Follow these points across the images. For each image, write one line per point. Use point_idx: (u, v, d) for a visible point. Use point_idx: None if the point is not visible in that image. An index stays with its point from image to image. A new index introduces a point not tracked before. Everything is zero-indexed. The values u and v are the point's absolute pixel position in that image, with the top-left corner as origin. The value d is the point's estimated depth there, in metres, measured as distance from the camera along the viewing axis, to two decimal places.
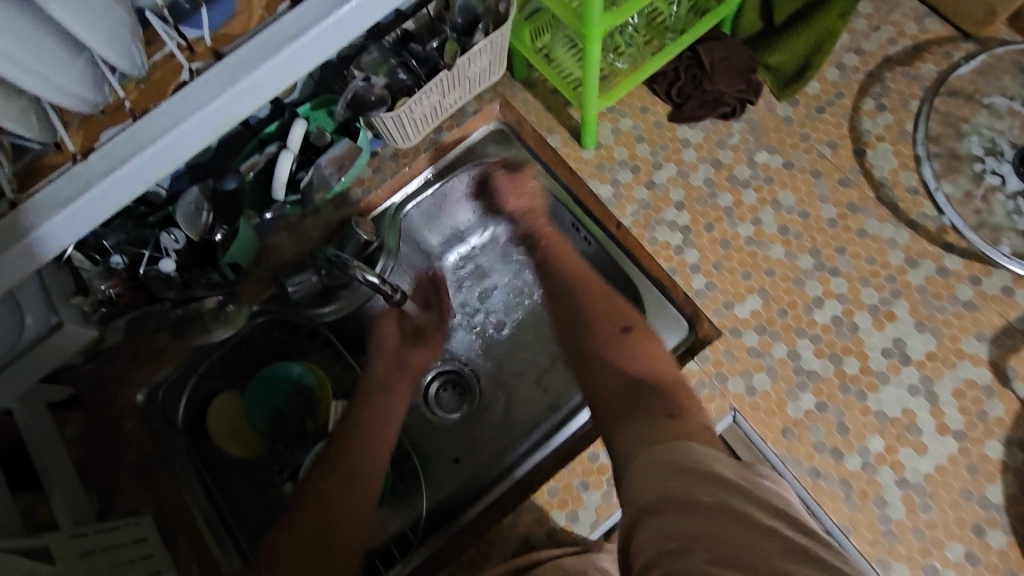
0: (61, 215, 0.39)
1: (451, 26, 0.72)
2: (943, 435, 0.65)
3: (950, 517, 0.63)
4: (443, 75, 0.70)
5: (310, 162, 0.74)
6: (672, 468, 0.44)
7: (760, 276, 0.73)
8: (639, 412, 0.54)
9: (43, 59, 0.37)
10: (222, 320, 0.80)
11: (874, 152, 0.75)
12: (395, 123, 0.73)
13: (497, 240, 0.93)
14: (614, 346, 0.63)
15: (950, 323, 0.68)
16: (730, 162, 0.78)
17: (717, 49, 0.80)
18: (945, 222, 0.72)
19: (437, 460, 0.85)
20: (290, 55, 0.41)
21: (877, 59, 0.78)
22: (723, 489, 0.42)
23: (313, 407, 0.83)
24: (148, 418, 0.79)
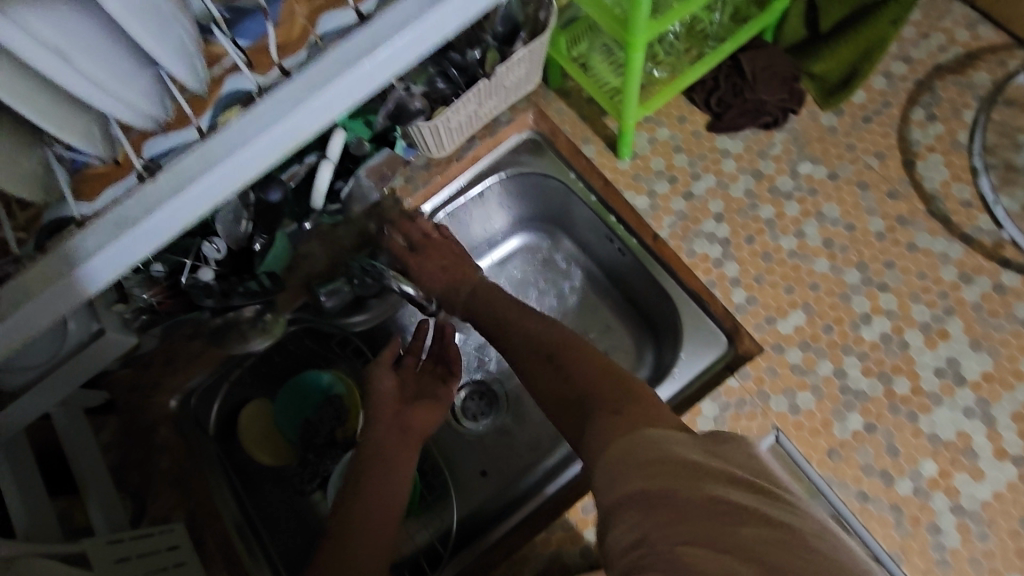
0: (129, 237, 0.40)
1: (491, 34, 0.72)
2: (1001, 461, 0.62)
3: (1009, 547, 0.60)
4: (482, 84, 0.69)
5: (348, 171, 0.77)
6: (639, 462, 0.45)
7: (804, 290, 0.71)
8: (591, 416, 0.55)
9: (115, 75, 0.37)
10: (260, 329, 0.78)
11: (924, 163, 0.72)
12: (432, 132, 0.73)
13: (525, 250, 0.93)
14: (555, 361, 0.63)
15: (1007, 342, 0.65)
16: (771, 172, 0.76)
17: (760, 57, 0.78)
18: (1002, 236, 0.69)
19: (462, 471, 0.85)
20: (362, 74, 0.42)
21: (926, 67, 0.76)
22: (694, 473, 0.43)
23: (342, 416, 0.83)
24: (181, 423, 0.79)
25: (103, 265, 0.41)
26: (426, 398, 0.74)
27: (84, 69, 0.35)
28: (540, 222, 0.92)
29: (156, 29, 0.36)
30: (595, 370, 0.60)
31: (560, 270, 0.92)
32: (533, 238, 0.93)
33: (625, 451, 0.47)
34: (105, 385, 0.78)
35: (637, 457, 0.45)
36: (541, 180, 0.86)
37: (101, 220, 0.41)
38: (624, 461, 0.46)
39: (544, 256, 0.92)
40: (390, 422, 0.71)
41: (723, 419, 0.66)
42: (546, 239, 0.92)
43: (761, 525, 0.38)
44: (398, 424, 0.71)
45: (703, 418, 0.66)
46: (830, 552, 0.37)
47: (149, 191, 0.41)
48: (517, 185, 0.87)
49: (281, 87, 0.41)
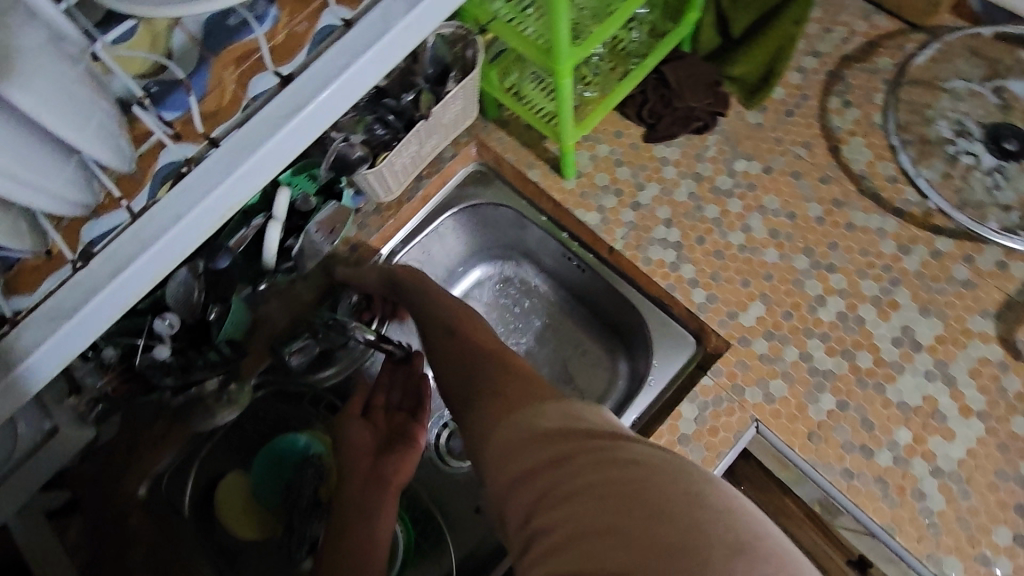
0: (69, 326, 0.41)
1: (423, 78, 0.74)
2: (967, 418, 0.64)
3: (989, 500, 0.62)
4: (421, 125, 0.70)
5: (298, 228, 0.75)
6: (513, 442, 0.47)
7: (758, 281, 0.73)
8: (474, 397, 0.56)
9: (34, 167, 0.36)
10: (227, 401, 0.75)
11: (848, 147, 0.77)
12: (377, 179, 0.73)
13: (488, 279, 0.93)
14: (452, 350, 0.65)
15: (952, 304, 0.69)
16: (710, 173, 0.79)
17: (682, 67, 0.81)
18: (929, 206, 0.73)
19: (456, 512, 0.82)
20: (290, 133, 0.44)
21: (834, 59, 0.81)
22: (550, 442, 0.45)
23: (324, 475, 0.78)
24: (153, 508, 0.75)
25: (44, 358, 0.41)
26: (400, 448, 0.71)
27: (6, 168, 0.34)
28: (499, 250, 0.93)
29: (68, 118, 0.35)
30: (485, 348, 0.63)
31: (526, 295, 0.92)
32: (495, 266, 0.93)
33: (504, 437, 0.49)
34: (65, 482, 0.74)
35: (515, 440, 0.48)
36: (499, 207, 0.87)
37: (39, 308, 0.41)
38: (505, 441, 0.48)
39: (509, 283, 0.93)
40: (360, 477, 0.71)
41: (704, 418, 0.68)
42: (508, 266, 0.93)
43: (608, 472, 0.40)
44: (370, 476, 0.70)
45: (684, 421, 0.67)
46: (682, 479, 0.39)
47: (82, 277, 0.42)
48: (471, 219, 0.88)
49: (209, 156, 0.43)
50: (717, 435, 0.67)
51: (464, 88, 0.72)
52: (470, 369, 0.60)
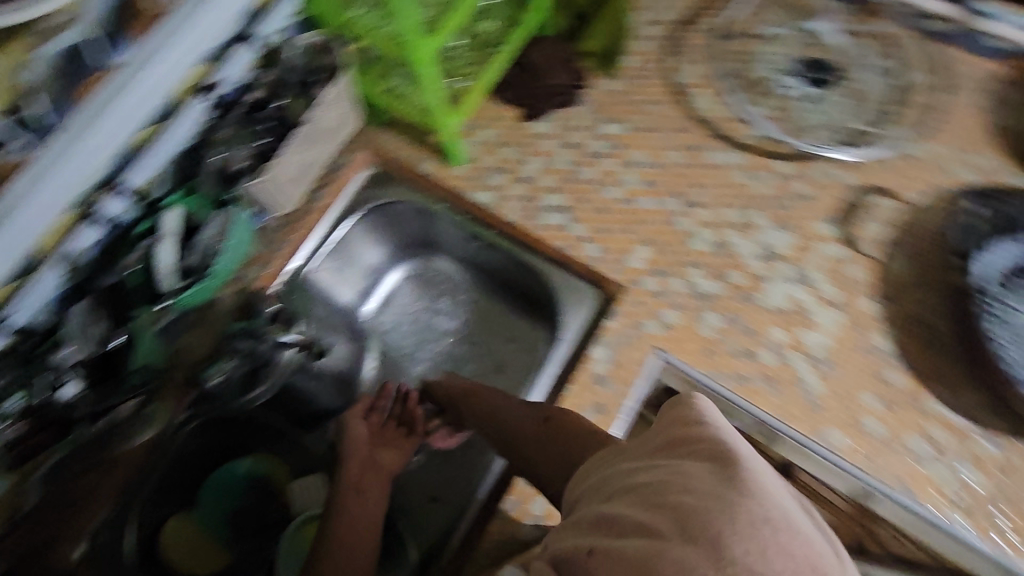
0: None
1: (295, 82, 0.74)
2: (826, 308, 0.74)
3: (856, 374, 0.70)
4: (304, 129, 0.74)
5: (195, 240, 0.71)
6: (612, 456, 0.56)
7: (639, 229, 0.81)
8: (562, 446, 0.68)
9: None
10: (146, 420, 0.76)
11: (694, 99, 0.87)
12: (269, 187, 0.75)
13: (407, 277, 1.01)
14: (547, 432, 0.70)
15: (799, 216, 0.79)
16: (582, 141, 0.87)
17: (539, 48, 0.89)
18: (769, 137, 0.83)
19: (414, 504, 0.85)
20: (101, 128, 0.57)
21: (671, 25, 0.91)
22: (637, 447, 0.51)
23: (272, 494, 0.85)
24: (97, 564, 0.73)
25: None
26: (390, 447, 0.81)
27: None
28: (411, 247, 1.00)
29: None
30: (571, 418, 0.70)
31: (445, 283, 1.00)
32: (410, 264, 1.01)
33: (589, 471, 0.57)
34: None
35: (594, 478, 0.55)
36: (410, 211, 0.93)
37: None
38: (592, 470, 0.57)
39: (427, 276, 1.01)
40: (357, 463, 0.78)
41: (612, 356, 0.75)
42: (423, 261, 1.01)
43: (679, 474, 0.44)
44: (365, 462, 0.78)
45: (595, 362, 0.75)
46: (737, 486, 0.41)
47: None
48: (377, 221, 0.93)
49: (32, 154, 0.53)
50: (625, 368, 0.74)
51: (331, 92, 0.75)
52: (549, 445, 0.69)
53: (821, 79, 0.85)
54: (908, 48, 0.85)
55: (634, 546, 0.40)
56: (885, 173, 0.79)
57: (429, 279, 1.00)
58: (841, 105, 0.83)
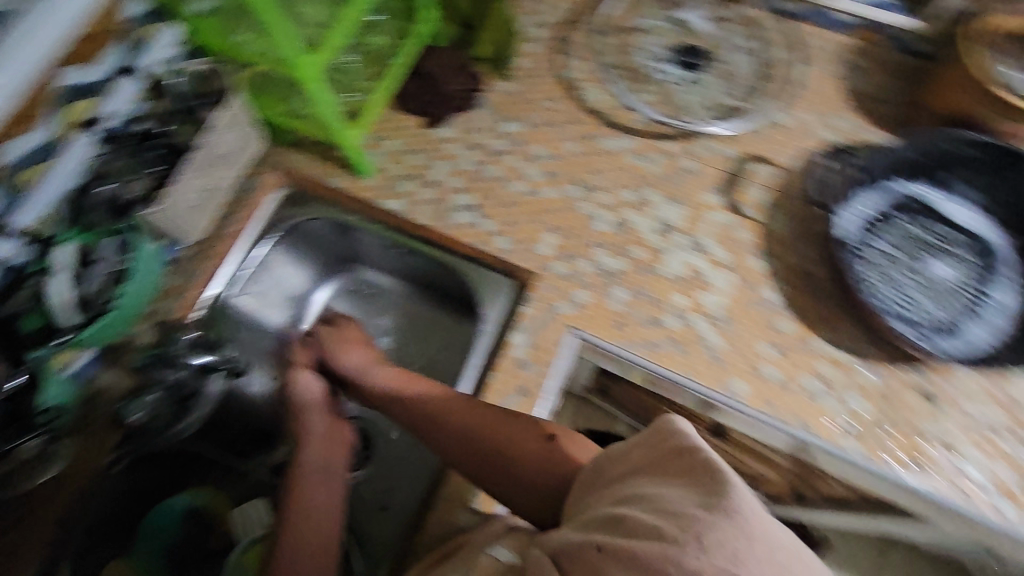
0: None
1: (177, 108, 0.76)
2: (719, 270, 0.80)
3: (750, 326, 0.77)
4: (197, 155, 0.76)
5: (88, 271, 0.69)
6: (607, 471, 0.59)
7: (545, 218, 0.86)
8: (544, 463, 0.68)
9: None
10: (49, 459, 0.72)
11: (584, 92, 0.92)
12: (168, 214, 0.76)
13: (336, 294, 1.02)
14: (545, 457, 0.68)
15: (688, 190, 0.85)
16: (484, 141, 0.91)
17: (433, 58, 0.93)
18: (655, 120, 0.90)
19: (362, 516, 0.85)
20: None
21: (556, 26, 0.97)
22: (631, 465, 0.55)
23: (212, 525, 0.84)
24: None
25: None
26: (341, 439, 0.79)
27: None
28: (336, 264, 1.02)
29: None
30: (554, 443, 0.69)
31: (375, 295, 1.02)
32: (337, 281, 1.03)
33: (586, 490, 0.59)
34: None
35: (597, 487, 0.58)
36: (330, 225, 0.93)
37: None
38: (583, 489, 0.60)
39: (356, 291, 1.02)
40: (318, 451, 0.76)
41: (531, 340, 0.78)
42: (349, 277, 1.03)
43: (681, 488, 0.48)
44: (326, 450, 0.76)
45: (515, 347, 0.78)
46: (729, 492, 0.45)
47: None
48: (295, 241, 0.94)
49: None
50: (544, 350, 0.78)
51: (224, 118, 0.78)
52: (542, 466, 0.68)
53: (695, 63, 0.92)
54: (769, 28, 0.93)
55: (642, 545, 0.44)
56: (759, 143, 0.87)
57: (358, 292, 1.02)
58: (714, 85, 0.91)
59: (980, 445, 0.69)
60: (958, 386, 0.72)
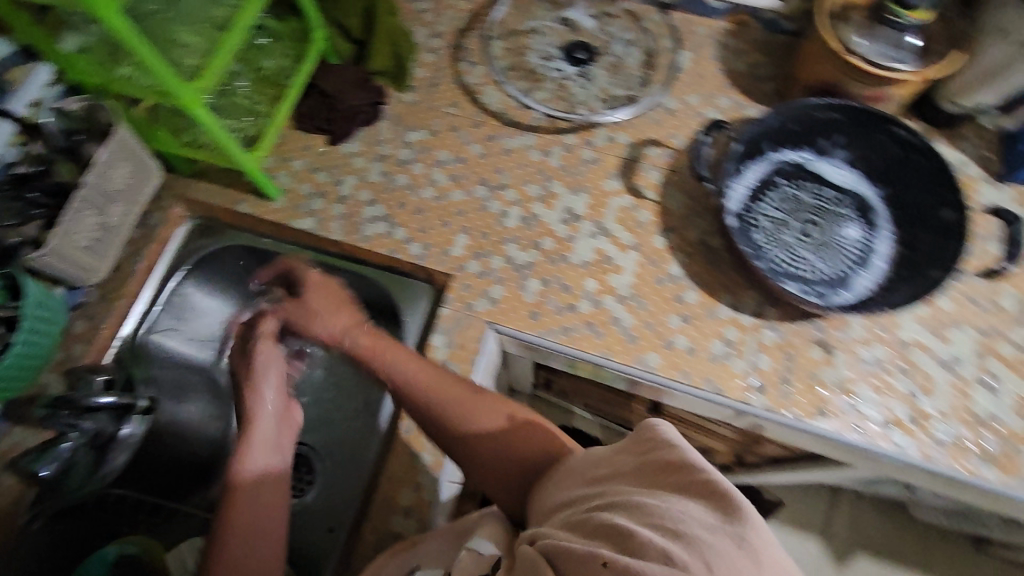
0: None
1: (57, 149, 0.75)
2: (626, 252, 0.83)
3: (658, 301, 0.80)
4: (81, 194, 0.72)
5: None
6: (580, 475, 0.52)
7: (454, 220, 0.87)
8: (512, 448, 0.62)
9: None
10: None
11: (483, 95, 0.95)
12: (59, 257, 0.73)
13: None
14: (510, 439, 0.63)
15: (591, 179, 0.89)
16: (390, 152, 0.92)
17: (331, 76, 0.93)
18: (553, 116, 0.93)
19: (311, 539, 0.83)
20: None
21: (451, 34, 0.99)
22: (613, 476, 0.48)
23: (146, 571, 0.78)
24: None
25: None
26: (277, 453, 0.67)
27: None
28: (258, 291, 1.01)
29: None
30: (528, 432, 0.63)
31: None
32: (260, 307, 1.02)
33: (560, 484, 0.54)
34: None
35: (571, 492, 0.52)
36: (239, 249, 0.93)
37: None
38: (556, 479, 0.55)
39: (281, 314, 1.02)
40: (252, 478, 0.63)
41: (452, 341, 0.80)
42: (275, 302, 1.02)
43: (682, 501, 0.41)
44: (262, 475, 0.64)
45: (437, 350, 0.79)
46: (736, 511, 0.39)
47: None
48: (211, 272, 0.93)
49: None
50: (465, 348, 0.79)
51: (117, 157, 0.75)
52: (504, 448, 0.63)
53: (586, 59, 0.96)
54: (651, 21, 0.98)
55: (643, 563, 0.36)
56: (651, 128, 0.91)
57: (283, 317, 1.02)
58: (605, 79, 0.95)
59: (874, 386, 0.74)
60: (851, 334, 0.77)
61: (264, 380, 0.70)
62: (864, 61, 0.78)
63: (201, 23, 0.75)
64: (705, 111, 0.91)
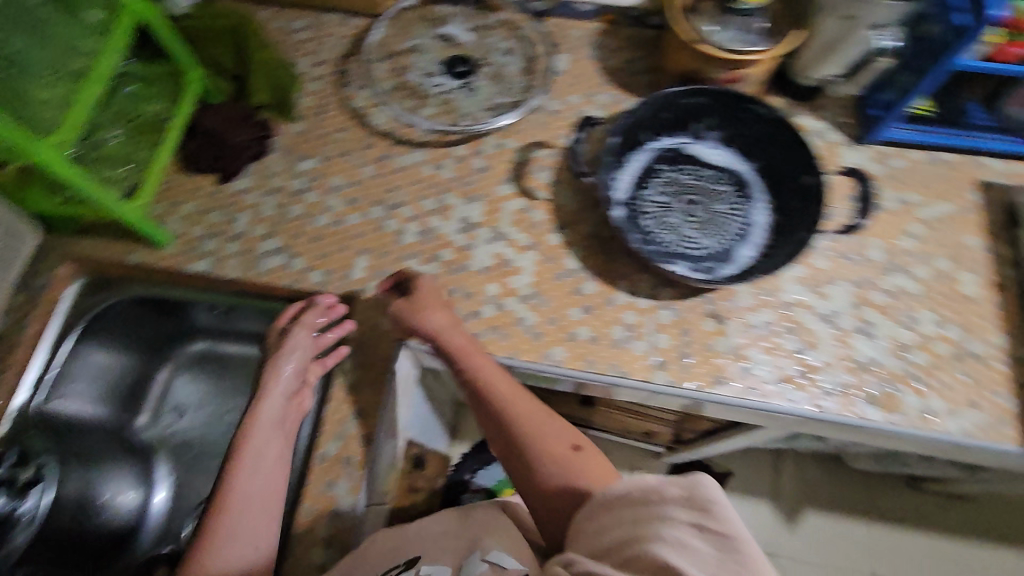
0: None
1: None
2: (524, 253, 0.86)
3: (558, 296, 0.82)
4: None
5: None
6: (610, 497, 0.59)
7: (354, 243, 0.87)
8: (566, 467, 0.70)
9: None
10: None
11: (371, 117, 0.96)
12: None
13: (172, 371, 1.01)
14: (569, 462, 0.70)
15: (483, 186, 0.90)
16: (282, 183, 0.92)
17: (212, 115, 0.92)
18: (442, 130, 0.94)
19: None
20: None
21: (334, 61, 1.00)
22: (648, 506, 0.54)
23: None
24: None
25: None
26: (279, 485, 0.71)
27: None
28: (166, 343, 1.01)
29: None
30: (581, 452, 0.71)
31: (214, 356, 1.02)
32: (170, 358, 1.01)
33: (586, 509, 0.61)
34: None
35: (597, 514, 0.59)
36: (146, 299, 0.92)
37: None
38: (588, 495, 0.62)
39: (192, 360, 1.02)
40: (244, 513, 0.67)
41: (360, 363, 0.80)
42: (186, 349, 1.02)
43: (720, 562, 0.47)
44: (254, 508, 0.68)
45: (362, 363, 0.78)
46: None
47: None
48: (106, 330, 0.93)
49: None
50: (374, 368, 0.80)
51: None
52: (562, 469, 0.70)
53: (468, 72, 0.98)
54: (528, 29, 1.01)
55: None
56: (538, 130, 0.93)
57: (195, 362, 1.02)
58: (490, 89, 0.98)
59: (765, 348, 0.78)
60: (739, 302, 0.81)
61: (269, 390, 0.76)
62: (715, 47, 0.83)
63: (58, 75, 0.72)
64: (587, 109, 0.95)
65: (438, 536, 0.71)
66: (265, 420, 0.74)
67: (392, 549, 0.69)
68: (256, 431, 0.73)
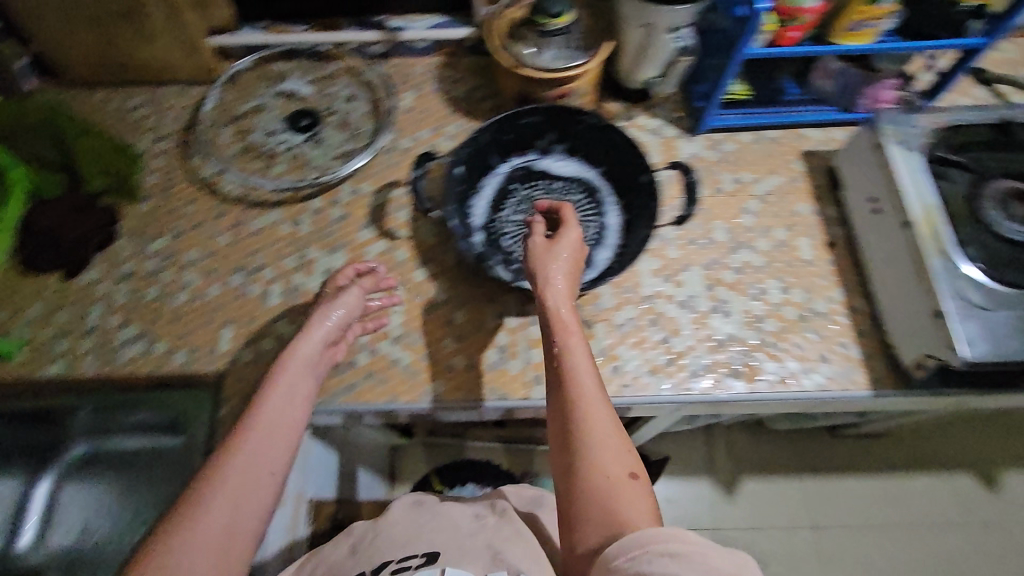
0: None
1: None
2: (392, 293, 0.86)
3: (430, 331, 0.83)
4: None
5: None
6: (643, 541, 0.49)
7: (217, 316, 0.85)
8: (607, 492, 0.55)
9: None
10: None
11: (221, 184, 0.95)
12: None
13: (59, 487, 0.87)
14: (615, 488, 0.56)
15: (344, 234, 0.91)
16: (135, 267, 0.89)
17: (47, 210, 0.88)
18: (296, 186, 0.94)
19: None
20: None
21: (177, 135, 0.99)
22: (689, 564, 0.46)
23: None
24: None
25: None
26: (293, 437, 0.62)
27: None
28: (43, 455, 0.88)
29: None
30: (638, 487, 0.56)
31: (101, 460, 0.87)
32: (53, 472, 0.87)
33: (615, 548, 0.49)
34: None
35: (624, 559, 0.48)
36: (6, 416, 0.84)
37: None
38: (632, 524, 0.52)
39: (79, 468, 0.87)
40: (230, 479, 0.56)
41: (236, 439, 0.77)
42: (68, 457, 0.87)
43: None
44: (240, 479, 0.56)
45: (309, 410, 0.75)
46: None
47: None
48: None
49: None
50: None
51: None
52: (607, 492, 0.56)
53: (313, 124, 1.00)
54: (367, 75, 1.04)
55: None
56: (390, 172, 0.95)
57: (81, 472, 0.87)
58: (334, 141, 0.99)
59: (632, 343, 0.81)
60: (602, 304, 0.84)
61: (311, 330, 0.73)
62: (538, 69, 0.88)
63: None
64: (433, 145, 0.97)
65: (461, 534, 0.64)
66: (300, 366, 0.68)
67: (406, 541, 0.62)
68: (299, 376, 0.68)
